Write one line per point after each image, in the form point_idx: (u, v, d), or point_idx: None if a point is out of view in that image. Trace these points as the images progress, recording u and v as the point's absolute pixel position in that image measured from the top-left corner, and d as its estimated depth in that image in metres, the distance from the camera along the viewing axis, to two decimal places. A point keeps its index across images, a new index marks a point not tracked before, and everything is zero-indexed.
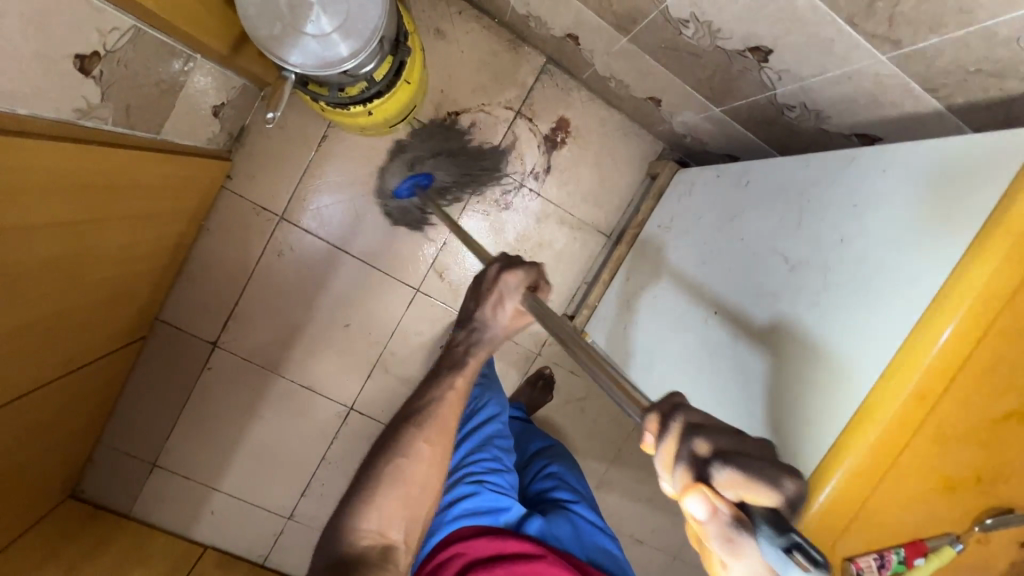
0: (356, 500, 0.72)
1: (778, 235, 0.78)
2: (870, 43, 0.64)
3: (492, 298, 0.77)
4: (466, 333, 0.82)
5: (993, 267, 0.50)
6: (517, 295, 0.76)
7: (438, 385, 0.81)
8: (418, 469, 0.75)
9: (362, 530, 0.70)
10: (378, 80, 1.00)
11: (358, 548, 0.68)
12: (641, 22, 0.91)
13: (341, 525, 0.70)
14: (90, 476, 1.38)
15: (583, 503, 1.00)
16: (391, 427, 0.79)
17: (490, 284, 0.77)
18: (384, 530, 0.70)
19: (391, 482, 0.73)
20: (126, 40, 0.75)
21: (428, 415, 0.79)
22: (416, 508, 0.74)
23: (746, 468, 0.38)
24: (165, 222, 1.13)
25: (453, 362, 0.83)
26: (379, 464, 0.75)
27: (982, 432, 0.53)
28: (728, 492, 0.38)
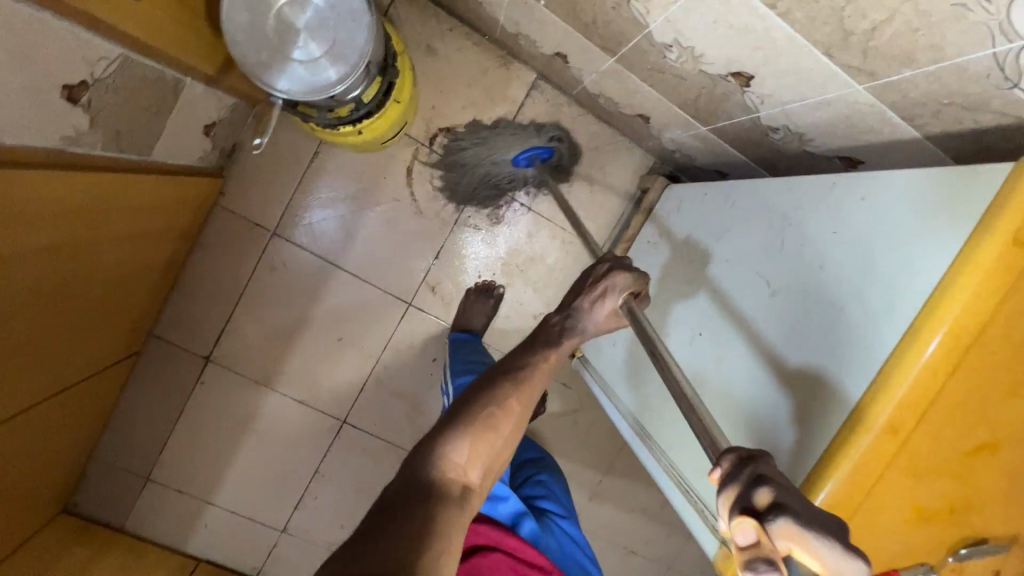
0: (447, 429, 0.66)
1: (761, 259, 0.79)
2: (846, 73, 0.64)
3: (595, 292, 0.75)
4: (563, 317, 0.76)
5: (963, 302, 0.50)
6: (620, 296, 0.74)
7: (534, 356, 0.74)
8: (510, 422, 0.69)
9: (450, 463, 0.64)
10: (367, 101, 1.01)
11: (441, 479, 0.63)
12: (626, 45, 0.92)
13: (430, 449, 0.65)
14: (85, 490, 1.38)
15: (569, 519, 1.02)
16: (489, 372, 0.74)
17: (599, 277, 0.76)
18: (466, 470, 0.65)
19: (484, 426, 0.67)
20: (113, 68, 0.76)
21: (525, 375, 0.72)
22: (496, 458, 0.68)
23: (807, 522, 0.37)
24: (157, 240, 1.14)
25: (548, 341, 0.76)
26: (475, 403, 0.69)
27: (953, 464, 0.53)
28: (781, 540, 0.37)
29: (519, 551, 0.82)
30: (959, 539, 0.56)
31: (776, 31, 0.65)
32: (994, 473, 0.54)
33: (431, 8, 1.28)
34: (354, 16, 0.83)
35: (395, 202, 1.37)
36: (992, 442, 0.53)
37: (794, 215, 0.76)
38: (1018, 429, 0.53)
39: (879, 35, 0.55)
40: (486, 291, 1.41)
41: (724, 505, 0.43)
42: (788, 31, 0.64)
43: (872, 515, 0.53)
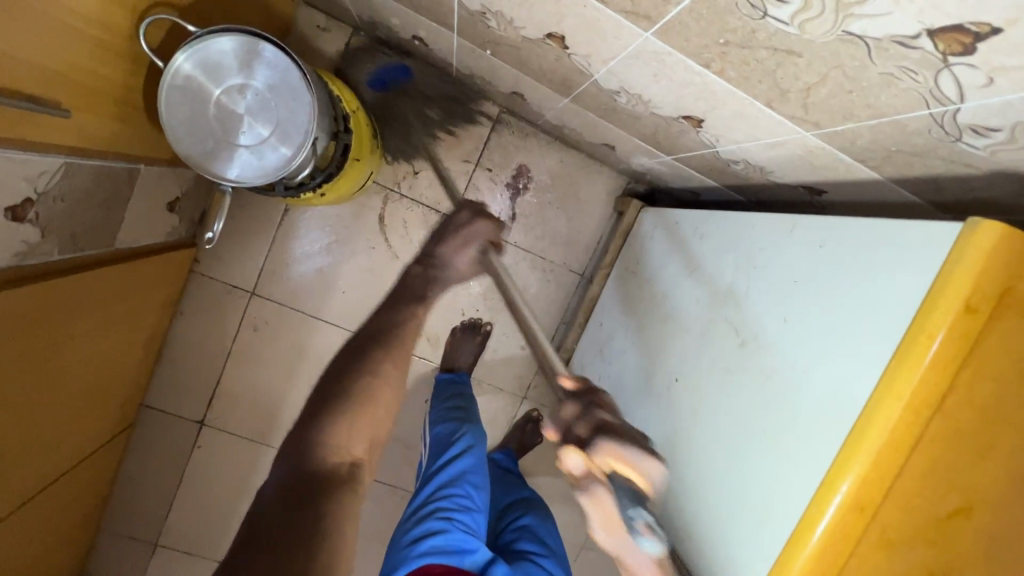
0: (322, 423, 0.77)
1: (730, 302, 0.78)
2: (791, 122, 0.62)
3: (457, 240, 0.97)
4: (423, 268, 0.98)
5: (920, 375, 0.48)
6: (478, 245, 0.97)
7: (403, 313, 0.93)
8: (385, 389, 0.84)
9: (329, 450, 0.74)
10: (323, 167, 0.99)
11: (329, 464, 0.73)
12: (576, 89, 0.90)
13: (307, 444, 0.75)
14: (96, 562, 1.40)
15: (552, 559, 1.03)
16: (358, 355, 0.87)
17: (459, 227, 0.97)
18: (349, 449, 0.76)
19: (356, 407, 0.79)
20: (58, 178, 0.75)
21: (388, 345, 0.88)
22: (374, 432, 0.81)
23: (614, 442, 0.66)
24: (135, 321, 1.13)
25: (417, 296, 0.96)
26: (349, 384, 0.82)
27: (929, 532, 0.51)
28: (602, 460, 0.67)
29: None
30: None
31: (716, 86, 0.63)
32: (975, 534, 0.52)
33: (385, 54, 1.27)
34: (293, 95, 0.81)
35: (371, 250, 1.36)
36: (966, 505, 0.51)
37: (759, 257, 0.75)
38: (995, 492, 0.51)
39: (816, 93, 0.53)
40: (473, 328, 1.41)
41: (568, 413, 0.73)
42: (728, 87, 0.61)
43: None
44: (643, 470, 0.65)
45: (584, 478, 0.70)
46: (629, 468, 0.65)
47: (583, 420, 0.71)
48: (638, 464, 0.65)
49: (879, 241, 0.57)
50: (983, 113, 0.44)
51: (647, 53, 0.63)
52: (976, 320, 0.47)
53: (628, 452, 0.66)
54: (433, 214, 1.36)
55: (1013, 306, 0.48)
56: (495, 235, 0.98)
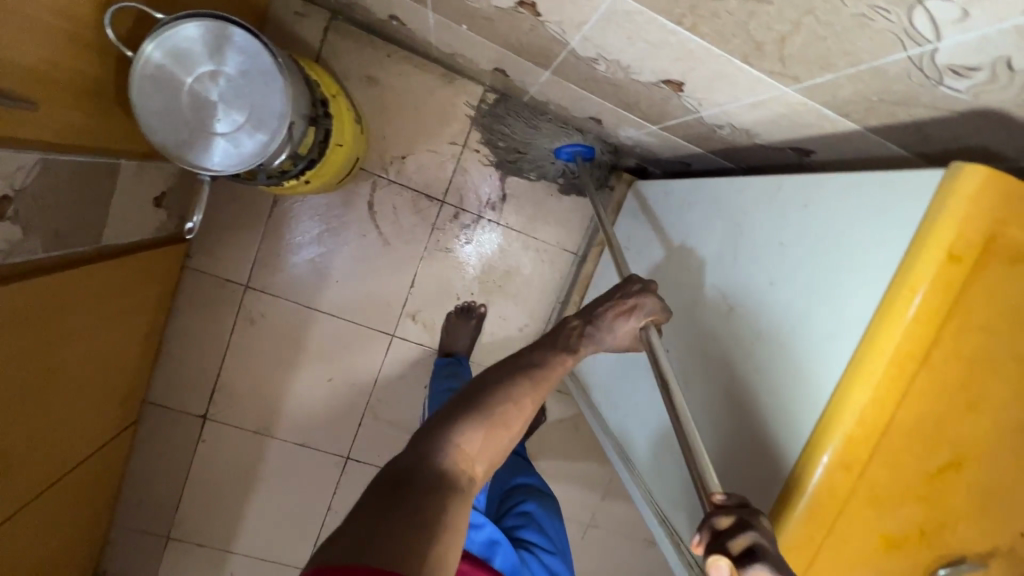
0: (458, 418, 0.61)
1: (717, 268, 0.76)
2: (770, 78, 0.60)
3: (620, 307, 0.72)
4: (584, 322, 0.73)
5: (905, 328, 0.47)
6: (643, 316, 0.71)
7: (552, 358, 0.69)
8: (520, 418, 0.64)
9: (461, 452, 0.59)
10: (304, 153, 0.98)
11: (447, 468, 0.58)
12: (555, 60, 0.88)
13: (437, 437, 0.60)
14: (110, 556, 1.43)
15: (555, 554, 0.97)
16: (507, 366, 0.68)
17: (630, 295, 0.73)
18: (473, 460, 0.60)
19: (493, 418, 0.62)
20: (34, 174, 0.74)
21: (544, 375, 0.67)
22: (502, 456, 0.63)
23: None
24: (131, 317, 1.14)
25: (568, 346, 0.71)
26: (495, 388, 0.65)
27: (919, 488, 0.50)
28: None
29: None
30: (934, 560, 0.53)
31: (691, 45, 0.61)
32: (964, 489, 0.51)
33: (366, 37, 1.25)
34: (266, 81, 0.80)
35: (362, 237, 1.35)
36: (955, 460, 0.50)
37: (744, 221, 0.74)
38: (984, 446, 0.50)
39: (791, 43, 0.52)
40: (467, 311, 1.39)
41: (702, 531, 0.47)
42: (702, 44, 0.59)
43: (837, 551, 0.51)
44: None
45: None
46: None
47: (731, 520, 0.45)
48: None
49: (861, 195, 0.55)
50: (961, 52, 0.43)
51: (619, 14, 0.61)
52: (960, 269, 0.46)
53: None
54: (423, 199, 1.35)
55: (998, 253, 0.46)
56: (662, 317, 0.72)
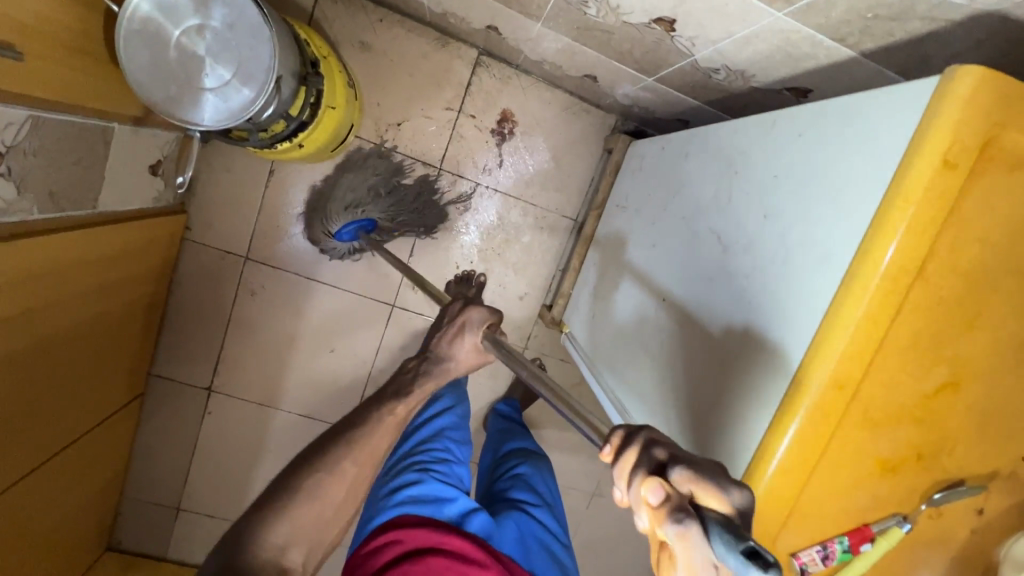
0: (264, 510, 0.58)
1: (712, 211, 0.75)
2: (761, 2, 0.59)
3: (451, 330, 0.73)
4: (417, 362, 0.75)
5: (899, 238, 0.46)
6: (477, 331, 0.72)
7: (379, 408, 0.70)
8: (340, 488, 0.62)
9: (265, 545, 0.55)
10: (296, 114, 0.98)
11: (254, 568, 0.53)
12: (545, 8, 0.86)
13: (242, 536, 0.55)
14: (123, 528, 1.46)
15: (544, 508, 0.94)
16: (320, 439, 0.67)
17: (453, 316, 0.74)
18: (284, 550, 0.56)
19: (302, 502, 0.59)
20: (25, 131, 0.75)
21: (363, 433, 0.67)
22: (325, 534, 0.61)
23: (697, 465, 0.38)
24: (131, 287, 1.14)
25: (399, 387, 0.72)
26: (302, 472, 0.62)
27: (915, 409, 0.50)
28: (682, 486, 0.37)
29: (458, 551, 0.70)
30: (933, 484, 0.52)
31: None
32: (962, 411, 0.50)
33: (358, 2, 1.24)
34: (253, 33, 0.80)
35: None
36: (952, 380, 0.49)
37: (739, 160, 0.72)
38: (982, 365, 0.49)
39: None
40: (467, 280, 1.38)
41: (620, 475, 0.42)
42: None
43: (831, 473, 0.50)
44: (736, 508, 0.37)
45: (661, 519, 0.36)
46: (721, 507, 0.37)
47: (641, 450, 0.42)
48: (735, 504, 0.37)
49: (855, 114, 0.54)
50: None
51: None
52: (956, 175, 0.45)
53: (726, 485, 0.37)
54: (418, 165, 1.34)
55: (994, 157, 0.45)
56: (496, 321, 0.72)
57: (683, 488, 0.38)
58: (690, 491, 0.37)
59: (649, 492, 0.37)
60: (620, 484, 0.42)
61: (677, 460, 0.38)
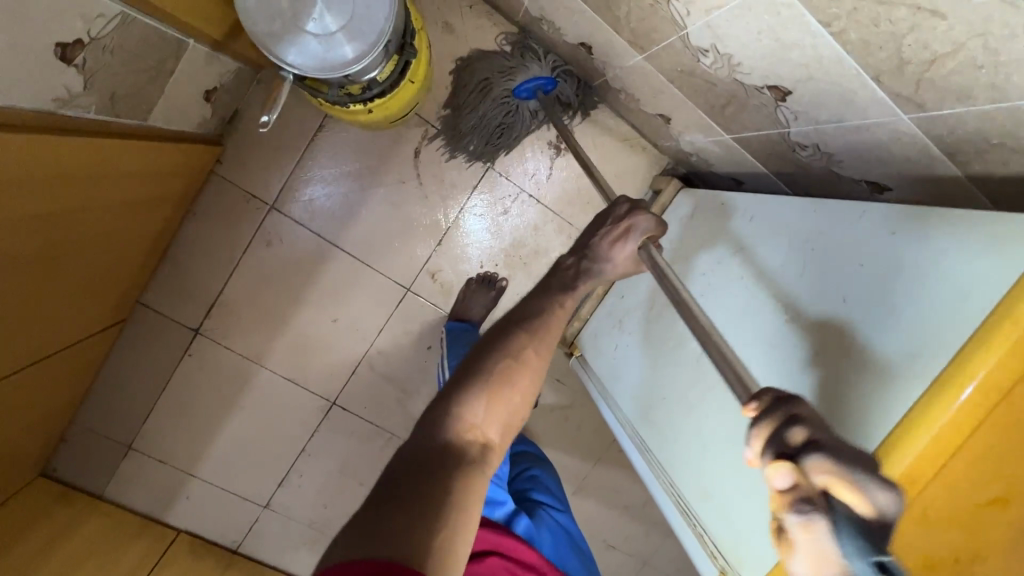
0: (461, 390, 0.65)
1: (784, 280, 0.80)
2: (893, 101, 0.61)
3: (615, 232, 0.78)
4: (577, 260, 0.79)
5: (998, 360, 0.50)
6: (639, 238, 0.76)
7: (551, 300, 0.75)
8: (525, 377, 0.68)
9: (467, 424, 0.62)
10: (381, 80, 0.94)
11: (460, 441, 0.61)
12: (658, 44, 0.89)
13: (443, 412, 0.63)
14: (64, 455, 1.35)
15: (564, 513, 1.01)
16: (498, 330, 0.72)
17: (619, 218, 0.78)
18: (485, 428, 0.63)
19: (498, 386, 0.65)
20: (111, 27, 0.70)
21: (538, 328, 0.72)
22: (514, 415, 0.67)
23: (838, 457, 0.38)
24: (150, 209, 1.08)
25: (563, 283, 0.78)
26: (489, 359, 0.67)
27: (969, 516, 0.54)
28: (816, 477, 0.38)
29: (515, 552, 0.80)
30: None
31: (825, 50, 0.62)
32: (1008, 528, 0.54)
33: None
34: None
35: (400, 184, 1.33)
36: (1005, 496, 0.53)
37: (818, 240, 0.77)
38: None
39: (938, 66, 0.53)
40: (488, 282, 1.37)
41: (756, 437, 0.44)
42: (839, 51, 0.60)
43: None
44: (868, 503, 0.38)
45: (788, 505, 0.39)
46: (866, 503, 0.38)
47: (778, 422, 0.43)
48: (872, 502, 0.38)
49: (958, 230, 0.59)
50: None
51: (763, 3, 0.62)
52: None
53: (865, 483, 0.38)
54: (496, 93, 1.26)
55: None
56: (658, 232, 0.77)
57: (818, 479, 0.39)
58: (825, 484, 0.38)
59: (778, 477, 0.39)
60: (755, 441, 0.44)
61: (812, 452, 0.39)
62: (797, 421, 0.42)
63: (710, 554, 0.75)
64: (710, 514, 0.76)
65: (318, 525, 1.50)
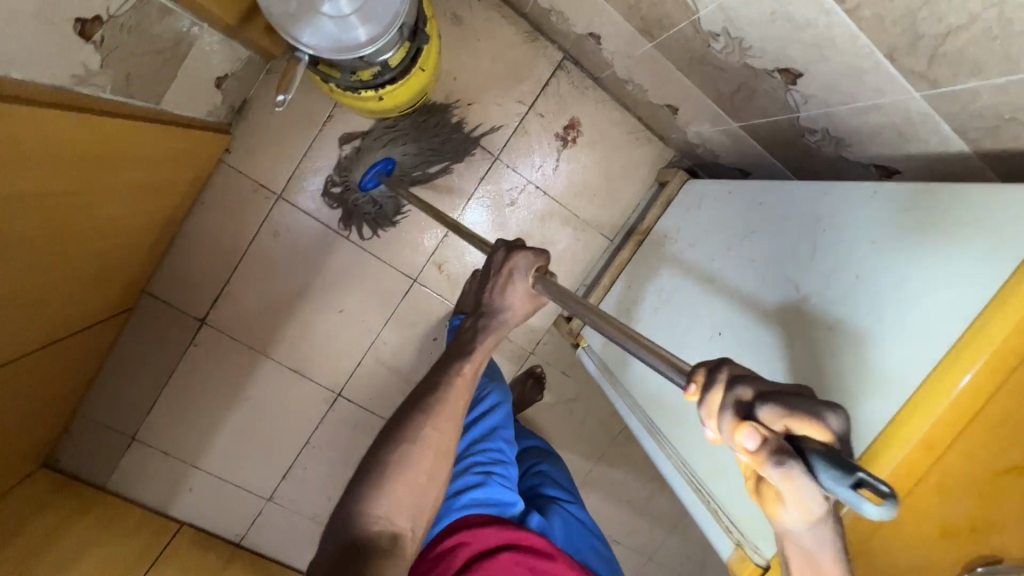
0: (366, 485, 0.68)
1: (790, 260, 0.80)
2: (905, 79, 0.62)
3: (499, 280, 0.75)
4: (476, 319, 0.78)
5: (1012, 327, 0.55)
6: (527, 276, 0.74)
7: (448, 372, 0.76)
8: (427, 456, 0.70)
9: (374, 516, 0.66)
10: (393, 66, 0.95)
11: (368, 534, 0.65)
12: (668, 30, 0.90)
13: (351, 509, 0.66)
14: (67, 445, 1.35)
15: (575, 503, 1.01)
16: (401, 411, 0.74)
17: (499, 265, 0.75)
18: (392, 517, 0.67)
19: (398, 474, 0.68)
20: (129, 5, 0.71)
21: (438, 403, 0.73)
22: (424, 498, 0.70)
23: (785, 402, 0.41)
24: (159, 196, 1.08)
25: (461, 348, 0.77)
26: (388, 449, 0.70)
27: (990, 485, 0.58)
28: (774, 425, 0.42)
29: (527, 542, 0.80)
30: (977, 558, 0.60)
31: (838, 28, 0.62)
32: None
33: None
34: None
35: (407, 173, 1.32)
36: (1021, 465, 0.57)
37: (825, 219, 0.77)
38: None
39: (953, 40, 0.54)
40: None
41: (709, 414, 0.47)
42: (853, 29, 0.61)
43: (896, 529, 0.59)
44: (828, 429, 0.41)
45: (764, 461, 0.42)
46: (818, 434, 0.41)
47: (723, 390, 0.46)
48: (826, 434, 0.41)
49: (969, 207, 0.60)
50: None
51: None
52: None
53: (815, 412, 0.41)
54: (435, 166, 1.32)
55: None
56: (544, 262, 0.74)
57: (776, 425, 0.42)
58: (784, 427, 0.41)
59: (747, 440, 0.42)
60: (711, 420, 0.47)
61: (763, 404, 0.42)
62: (740, 382, 0.45)
63: (727, 529, 0.76)
64: (727, 493, 0.76)
65: (322, 518, 1.50)
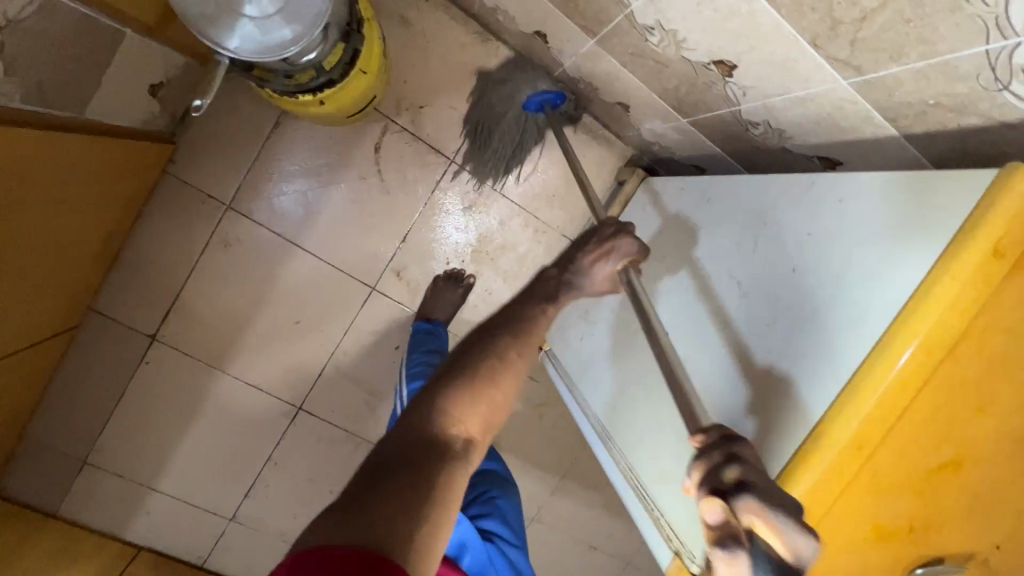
0: (443, 386, 0.60)
1: (736, 256, 0.79)
2: (832, 67, 0.61)
3: (596, 252, 0.74)
4: (561, 271, 0.73)
5: (939, 314, 0.52)
6: (619, 261, 0.74)
7: (535, 305, 0.69)
8: (510, 376, 0.62)
9: (449, 417, 0.57)
10: (328, 68, 0.93)
11: (442, 435, 0.56)
12: (607, 25, 0.88)
13: (424, 407, 0.57)
14: (15, 472, 1.29)
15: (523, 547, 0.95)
16: (484, 329, 0.66)
17: (603, 238, 0.75)
18: (468, 423, 0.58)
19: (481, 383, 0.60)
20: (30, 11, 0.69)
21: (526, 327, 0.67)
22: (498, 416, 0.61)
23: (768, 503, 0.43)
24: (96, 209, 1.04)
25: (548, 292, 0.71)
26: (474, 357, 0.62)
27: (919, 482, 0.55)
28: (745, 518, 0.44)
29: None
30: (916, 557, 0.59)
31: (762, 16, 0.61)
32: (953, 492, 0.57)
33: None
34: None
35: (360, 179, 1.29)
36: (953, 460, 0.55)
37: (769, 213, 0.76)
38: (982, 449, 0.55)
39: (869, 24, 0.52)
40: (455, 278, 1.35)
41: (695, 472, 0.49)
42: (776, 17, 0.59)
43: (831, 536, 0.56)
44: (798, 551, 0.44)
45: (715, 535, 0.46)
46: (780, 542, 0.43)
47: (722, 459, 0.48)
48: (790, 542, 0.43)
49: (902, 197, 0.59)
50: None
51: None
52: (1000, 264, 0.51)
53: (785, 529, 0.43)
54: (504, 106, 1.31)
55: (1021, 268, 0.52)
56: (639, 258, 0.75)
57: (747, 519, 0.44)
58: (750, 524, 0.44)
59: (711, 513, 0.46)
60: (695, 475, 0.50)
61: (746, 494, 0.44)
62: (735, 461, 0.46)
63: (666, 537, 0.73)
64: (669, 498, 0.75)
65: (287, 535, 1.46)
